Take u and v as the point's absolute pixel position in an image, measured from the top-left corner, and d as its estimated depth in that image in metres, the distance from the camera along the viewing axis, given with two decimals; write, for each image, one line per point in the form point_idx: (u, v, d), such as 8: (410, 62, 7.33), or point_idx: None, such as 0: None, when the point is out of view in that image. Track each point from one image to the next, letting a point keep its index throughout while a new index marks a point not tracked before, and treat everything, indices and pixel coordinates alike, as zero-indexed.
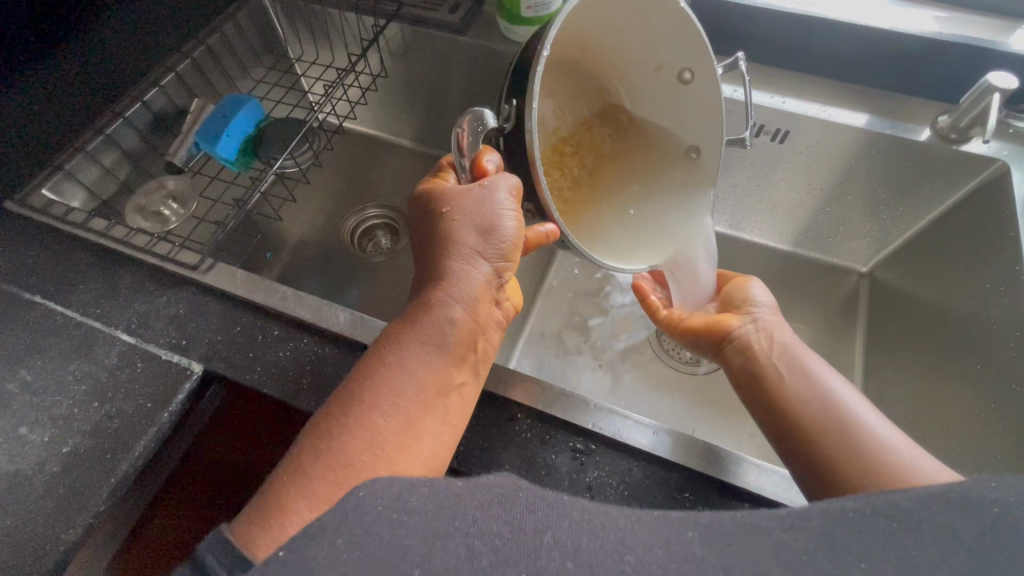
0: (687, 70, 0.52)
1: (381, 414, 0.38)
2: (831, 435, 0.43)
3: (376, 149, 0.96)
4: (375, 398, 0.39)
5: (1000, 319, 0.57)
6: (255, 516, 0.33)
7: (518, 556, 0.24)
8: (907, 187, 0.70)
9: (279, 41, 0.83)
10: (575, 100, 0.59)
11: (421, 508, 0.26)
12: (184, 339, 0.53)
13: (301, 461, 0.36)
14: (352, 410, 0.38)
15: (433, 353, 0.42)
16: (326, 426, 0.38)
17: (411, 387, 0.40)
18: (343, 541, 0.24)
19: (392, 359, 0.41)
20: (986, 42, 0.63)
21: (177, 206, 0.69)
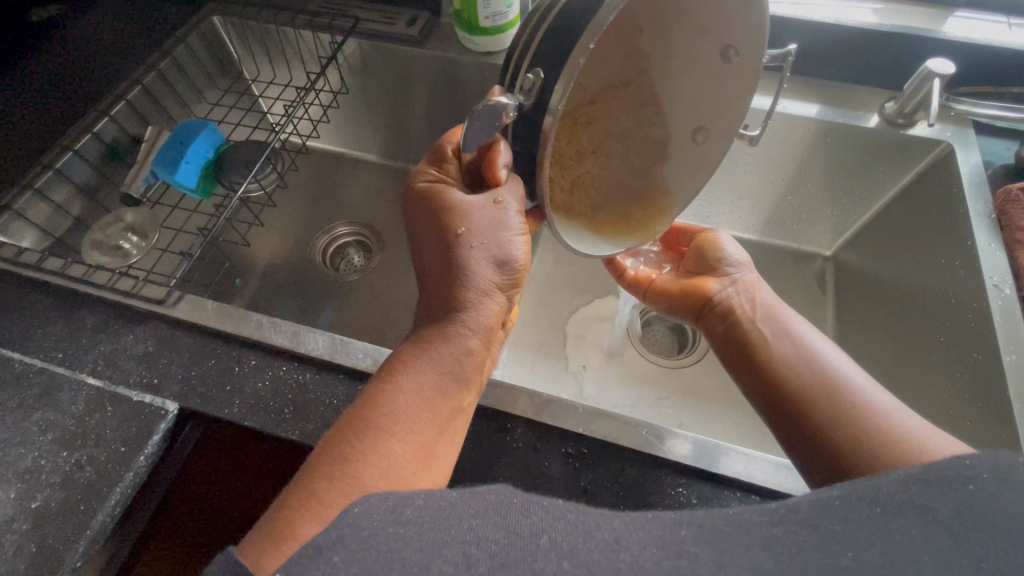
0: (731, 47, 0.47)
1: (399, 440, 0.37)
2: (817, 396, 0.45)
3: (341, 165, 0.94)
4: (393, 427, 0.38)
5: (956, 290, 0.60)
6: (265, 541, 0.32)
7: (515, 561, 0.24)
8: (862, 171, 0.73)
9: (233, 62, 0.81)
10: (607, 53, 0.46)
11: (418, 519, 0.25)
12: (156, 377, 0.51)
13: (313, 490, 0.35)
14: (366, 434, 0.37)
15: (448, 380, 0.41)
16: (340, 449, 0.36)
17: (427, 412, 0.39)
18: (339, 559, 0.23)
19: (407, 384, 0.40)
20: (919, 31, 0.67)
21: (137, 238, 0.66)
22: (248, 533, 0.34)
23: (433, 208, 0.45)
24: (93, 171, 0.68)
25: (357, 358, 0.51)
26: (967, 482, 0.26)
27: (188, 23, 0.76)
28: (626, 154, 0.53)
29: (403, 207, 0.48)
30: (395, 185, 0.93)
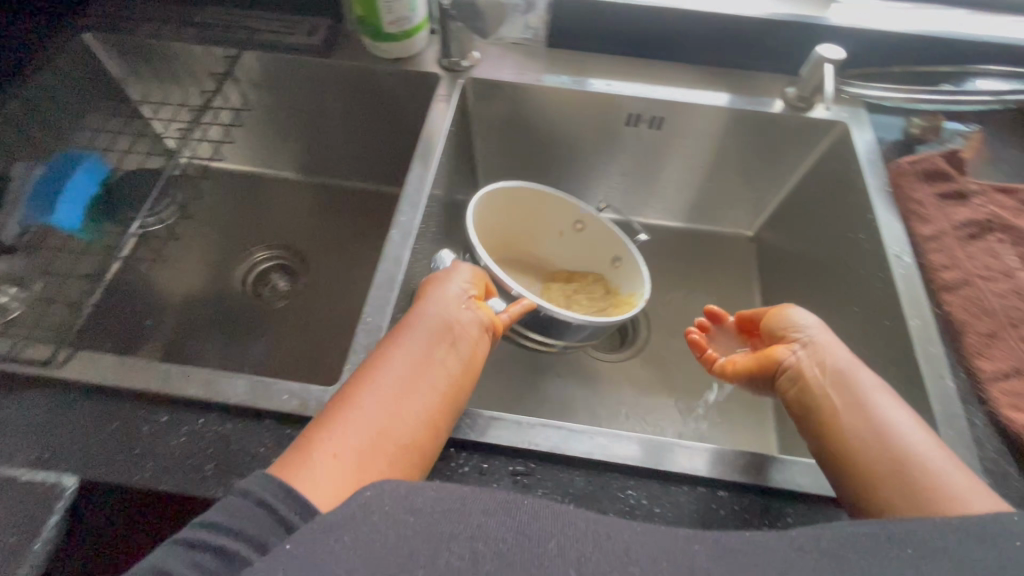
0: (578, 221, 0.78)
1: (384, 379, 0.44)
2: (901, 476, 0.41)
3: (253, 186, 0.87)
4: (375, 372, 0.44)
5: (861, 261, 0.64)
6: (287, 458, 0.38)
7: (519, 558, 0.27)
8: (773, 154, 0.77)
9: (115, 83, 0.74)
10: (526, 270, 0.81)
11: (428, 508, 0.29)
12: (48, 451, 0.45)
13: (318, 420, 0.41)
14: (358, 380, 0.44)
15: (423, 341, 0.48)
16: (343, 393, 0.43)
17: (406, 357, 0.46)
18: (348, 539, 0.27)
19: (391, 342, 0.47)
20: (808, 18, 0.71)
21: (17, 290, 0.58)
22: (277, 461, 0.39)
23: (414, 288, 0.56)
24: None
25: (282, 400, 0.47)
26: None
27: (53, 45, 0.69)
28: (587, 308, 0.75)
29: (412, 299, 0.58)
30: (315, 203, 0.88)
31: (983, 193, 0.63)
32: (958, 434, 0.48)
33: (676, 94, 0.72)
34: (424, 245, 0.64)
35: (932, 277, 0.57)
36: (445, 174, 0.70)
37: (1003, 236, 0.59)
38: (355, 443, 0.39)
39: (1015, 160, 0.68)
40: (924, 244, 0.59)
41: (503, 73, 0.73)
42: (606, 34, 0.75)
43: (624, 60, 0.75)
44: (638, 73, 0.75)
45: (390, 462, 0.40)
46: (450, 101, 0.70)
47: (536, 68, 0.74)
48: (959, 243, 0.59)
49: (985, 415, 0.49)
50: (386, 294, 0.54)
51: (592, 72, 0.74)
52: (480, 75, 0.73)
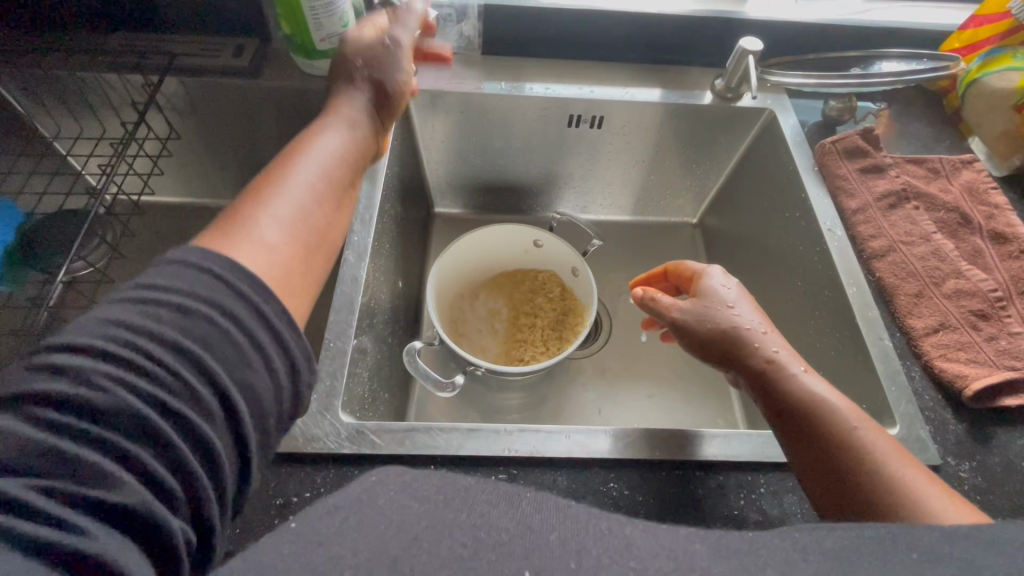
0: (536, 240, 0.78)
1: (318, 171, 0.43)
2: None
3: (188, 217, 0.83)
4: (313, 154, 0.43)
5: (798, 238, 0.68)
6: (219, 232, 0.36)
7: (521, 547, 0.25)
8: (709, 144, 0.80)
9: (21, 119, 0.68)
10: (492, 293, 0.81)
11: (435, 497, 0.29)
12: None
13: (264, 177, 0.40)
14: (292, 163, 0.42)
15: (348, 129, 0.48)
16: (277, 170, 0.41)
17: (342, 152, 0.46)
18: (352, 519, 0.27)
19: (317, 131, 0.46)
20: (727, 13, 0.75)
21: None
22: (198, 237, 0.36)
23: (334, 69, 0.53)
24: None
25: None
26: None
27: None
28: (553, 331, 0.76)
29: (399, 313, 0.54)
30: None
31: (896, 165, 0.68)
32: (901, 389, 0.52)
33: (613, 92, 0.75)
34: (381, 261, 0.63)
35: (863, 246, 0.61)
36: (394, 189, 0.69)
37: (919, 202, 0.65)
38: (290, 225, 0.38)
39: (920, 133, 0.75)
40: (852, 217, 0.64)
41: (442, 82, 0.73)
42: (539, 38, 0.76)
43: (559, 63, 0.77)
44: (572, 74, 0.76)
45: (322, 267, 0.41)
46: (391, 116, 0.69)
47: (474, 75, 0.75)
48: (883, 213, 0.64)
49: (922, 369, 0.54)
50: (347, 317, 0.53)
51: (529, 77, 0.75)
52: (419, 86, 0.72)
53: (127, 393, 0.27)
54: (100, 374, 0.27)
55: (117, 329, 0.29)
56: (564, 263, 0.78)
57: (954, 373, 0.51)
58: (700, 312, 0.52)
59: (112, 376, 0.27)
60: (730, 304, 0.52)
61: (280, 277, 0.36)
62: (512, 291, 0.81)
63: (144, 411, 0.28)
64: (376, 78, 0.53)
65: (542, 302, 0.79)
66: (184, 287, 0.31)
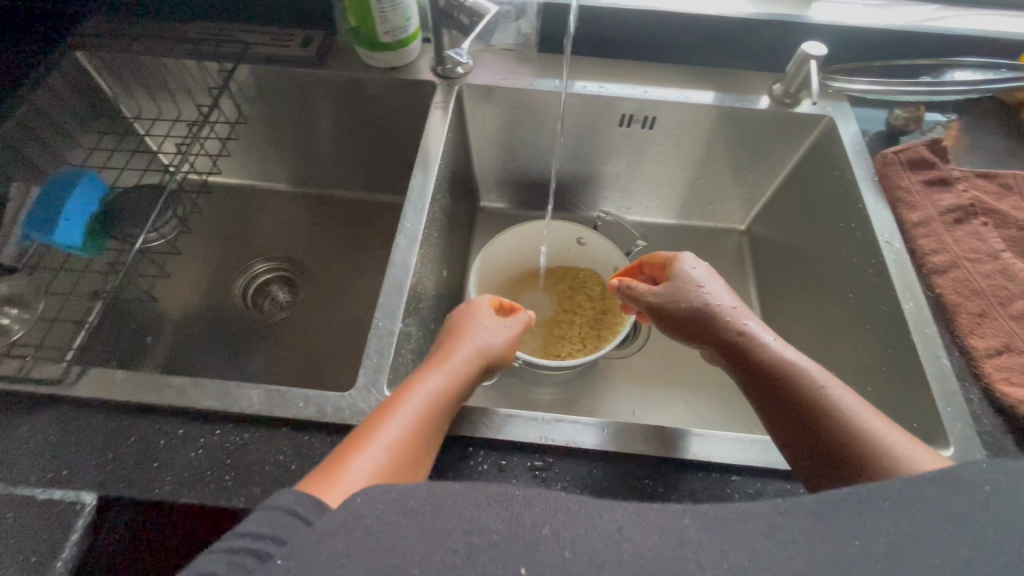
0: (580, 238, 0.79)
1: (415, 415, 0.43)
2: None
3: (249, 199, 0.88)
4: (410, 400, 0.44)
5: (852, 250, 0.65)
6: (320, 472, 0.37)
7: (515, 547, 0.27)
8: (763, 149, 0.79)
9: (108, 100, 0.74)
10: (533, 288, 0.82)
11: (420, 508, 0.29)
12: (65, 469, 0.45)
13: (357, 435, 0.41)
14: (394, 415, 0.43)
15: (442, 376, 0.47)
16: (377, 420, 0.43)
17: (439, 390, 0.46)
18: (341, 546, 0.26)
19: (417, 383, 0.47)
20: (791, 17, 0.73)
21: (19, 310, 0.58)
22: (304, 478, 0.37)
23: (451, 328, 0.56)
24: None
25: (299, 407, 0.47)
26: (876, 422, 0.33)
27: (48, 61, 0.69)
28: (593, 329, 0.76)
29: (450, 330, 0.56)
30: (312, 214, 0.88)
31: (965, 179, 0.65)
32: (956, 410, 0.50)
33: (668, 94, 0.74)
34: (428, 249, 0.65)
35: (923, 261, 0.59)
36: (444, 180, 0.71)
37: (988, 219, 0.62)
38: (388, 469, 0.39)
39: (994, 147, 0.71)
40: (913, 230, 0.61)
41: (497, 77, 0.75)
42: (595, 37, 0.77)
43: (614, 63, 0.77)
44: (626, 74, 0.76)
45: (414, 468, 0.41)
46: (447, 108, 0.71)
47: (529, 72, 0.76)
48: (947, 228, 0.61)
49: (981, 392, 0.51)
50: (396, 299, 0.55)
51: (583, 76, 0.76)
52: (475, 81, 0.74)
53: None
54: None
55: None
56: (606, 263, 0.78)
57: (1018, 398, 0.49)
58: (672, 293, 0.56)
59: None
60: (705, 289, 0.55)
61: None
62: (551, 287, 0.82)
63: None
64: (477, 347, 0.53)
65: (581, 300, 0.80)
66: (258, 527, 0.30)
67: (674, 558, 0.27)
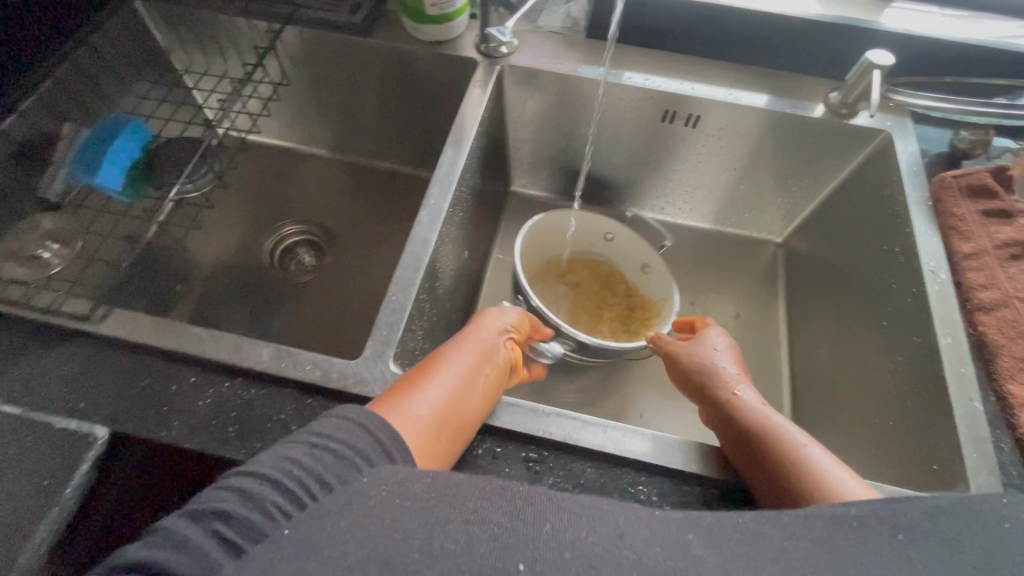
0: (609, 234, 0.78)
1: (451, 368, 0.48)
2: None
3: (286, 161, 0.89)
4: (445, 357, 0.49)
5: (895, 276, 0.62)
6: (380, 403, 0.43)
7: (514, 542, 0.27)
8: (809, 160, 0.75)
9: (161, 52, 0.77)
10: (553, 282, 0.80)
11: (425, 494, 0.30)
12: (83, 401, 0.47)
13: (408, 380, 0.46)
14: (433, 366, 0.48)
15: (481, 344, 0.53)
16: (422, 369, 0.48)
17: (466, 353, 0.51)
18: (343, 523, 0.28)
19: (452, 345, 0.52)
20: (861, 22, 0.68)
21: (58, 246, 0.61)
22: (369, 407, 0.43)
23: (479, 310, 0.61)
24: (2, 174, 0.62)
25: (306, 370, 0.48)
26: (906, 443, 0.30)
27: (106, 7, 0.70)
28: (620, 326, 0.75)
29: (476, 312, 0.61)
30: (345, 182, 0.89)
31: None
32: (982, 455, 0.47)
33: (716, 92, 0.71)
34: (452, 229, 0.65)
35: (969, 295, 0.55)
36: (476, 161, 0.70)
37: None
38: (438, 405, 0.44)
39: None
40: (963, 262, 0.57)
41: (541, 60, 0.73)
42: (647, 27, 0.74)
43: (663, 56, 0.74)
44: (672, 69, 0.73)
45: (469, 416, 0.45)
46: (486, 87, 0.70)
47: (575, 58, 0.74)
48: (1001, 263, 0.57)
49: (1014, 442, 0.47)
50: (413, 275, 0.55)
51: (630, 66, 0.73)
52: (518, 62, 0.72)
53: (234, 502, 0.29)
54: (268, 494, 0.29)
55: (282, 463, 0.31)
56: (637, 260, 0.77)
57: None
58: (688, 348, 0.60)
59: (279, 499, 0.29)
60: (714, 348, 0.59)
61: (421, 445, 0.41)
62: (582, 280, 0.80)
63: (283, 506, 0.29)
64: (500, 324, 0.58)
65: (609, 295, 0.79)
66: (318, 434, 0.34)
67: (669, 566, 0.26)
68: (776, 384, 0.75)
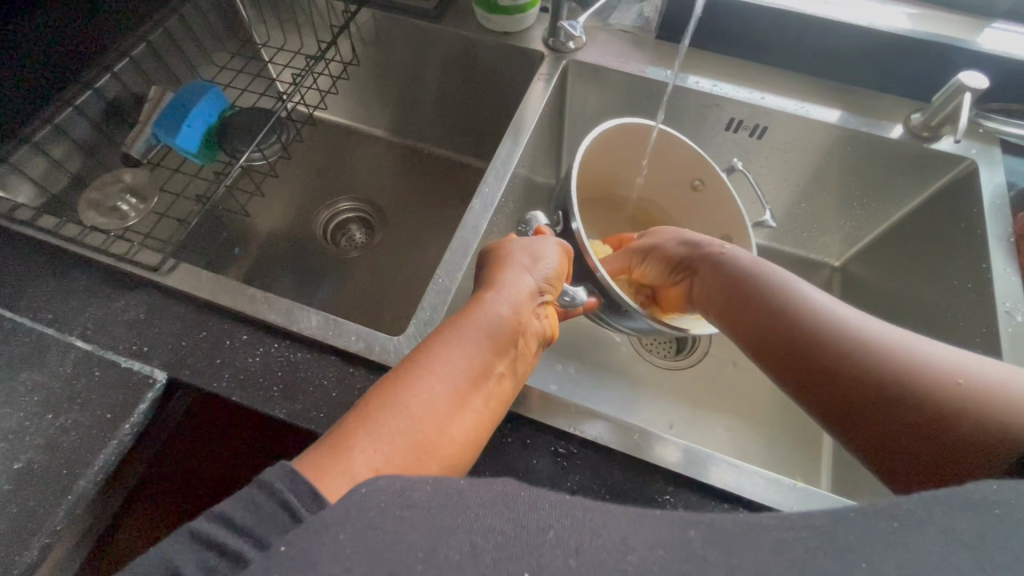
0: (698, 181, 0.69)
1: (434, 386, 0.37)
2: None
3: (346, 138, 0.92)
4: (429, 367, 0.38)
5: (968, 313, 0.60)
6: (321, 448, 0.33)
7: (521, 549, 0.24)
8: (880, 183, 0.71)
9: (243, 25, 0.80)
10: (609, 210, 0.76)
11: (425, 506, 0.26)
12: (146, 345, 0.50)
13: (369, 410, 0.35)
14: (410, 378, 0.37)
15: (482, 339, 0.41)
16: (397, 385, 0.37)
17: (461, 361, 0.39)
18: (346, 536, 0.24)
19: (441, 342, 0.40)
20: (956, 40, 0.64)
21: (136, 201, 0.65)
22: (308, 448, 0.33)
23: (495, 263, 0.48)
24: (93, 129, 0.67)
25: (351, 340, 0.50)
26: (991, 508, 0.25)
27: None
28: None
29: (493, 265, 0.48)
30: (401, 164, 0.91)
31: None
32: None
33: (787, 104, 0.68)
34: (502, 219, 0.65)
35: None
36: (532, 155, 0.70)
37: None
38: (404, 451, 0.34)
39: None
40: None
41: (608, 57, 0.72)
42: (722, 31, 0.72)
43: (734, 63, 0.73)
44: (742, 77, 0.71)
45: (445, 453, 0.37)
46: (550, 81, 0.70)
47: (642, 57, 0.72)
48: None
49: None
50: (460, 259, 0.56)
51: (699, 70, 0.72)
52: (584, 58, 0.72)
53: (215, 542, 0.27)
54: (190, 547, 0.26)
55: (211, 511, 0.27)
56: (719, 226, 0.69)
57: None
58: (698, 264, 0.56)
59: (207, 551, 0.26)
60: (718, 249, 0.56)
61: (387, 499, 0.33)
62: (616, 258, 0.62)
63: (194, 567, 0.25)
64: (512, 305, 0.44)
65: None
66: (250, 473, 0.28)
67: None
68: None
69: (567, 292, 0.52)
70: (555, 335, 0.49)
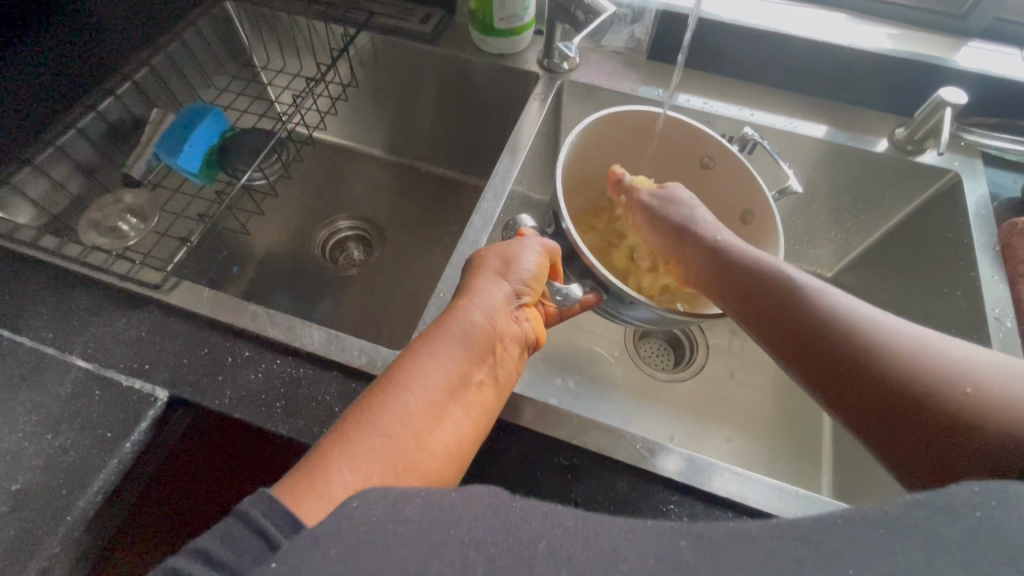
0: (708, 158, 0.64)
1: (410, 399, 0.37)
2: None
3: (344, 158, 0.93)
4: (403, 382, 0.38)
5: (958, 322, 0.61)
6: (298, 473, 0.33)
7: (509, 562, 0.24)
8: (869, 196, 0.73)
9: (242, 48, 0.82)
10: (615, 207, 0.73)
11: (417, 518, 0.25)
12: (146, 363, 0.50)
13: (345, 430, 0.35)
14: (386, 394, 0.37)
15: (456, 348, 0.42)
16: (372, 403, 0.37)
17: (436, 372, 0.39)
18: (335, 553, 0.23)
19: (416, 355, 0.40)
20: (935, 59, 0.67)
21: (136, 220, 0.66)
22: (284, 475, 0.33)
23: (469, 273, 0.49)
24: (94, 150, 0.67)
25: (354, 356, 0.50)
26: (976, 513, 0.25)
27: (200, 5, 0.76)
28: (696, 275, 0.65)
29: (467, 275, 0.49)
30: (399, 182, 0.92)
31: None
32: None
33: (775, 120, 0.71)
34: None
35: None
36: (529, 172, 0.72)
37: None
38: (383, 465, 0.34)
39: None
40: None
41: (601, 78, 0.74)
42: (714, 51, 0.74)
43: (723, 82, 0.75)
44: (731, 95, 0.74)
45: (428, 466, 0.36)
46: (545, 100, 0.72)
47: (634, 77, 0.75)
48: None
49: None
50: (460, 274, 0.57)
51: (689, 89, 0.74)
52: (578, 79, 0.74)
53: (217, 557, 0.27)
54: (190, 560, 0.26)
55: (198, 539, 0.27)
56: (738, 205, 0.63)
57: None
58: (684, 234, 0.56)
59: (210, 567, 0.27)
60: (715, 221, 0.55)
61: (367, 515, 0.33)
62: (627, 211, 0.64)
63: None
64: (488, 313, 0.45)
65: None
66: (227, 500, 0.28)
67: None
68: (814, 422, 0.72)
69: (559, 291, 0.52)
70: (540, 338, 0.50)
